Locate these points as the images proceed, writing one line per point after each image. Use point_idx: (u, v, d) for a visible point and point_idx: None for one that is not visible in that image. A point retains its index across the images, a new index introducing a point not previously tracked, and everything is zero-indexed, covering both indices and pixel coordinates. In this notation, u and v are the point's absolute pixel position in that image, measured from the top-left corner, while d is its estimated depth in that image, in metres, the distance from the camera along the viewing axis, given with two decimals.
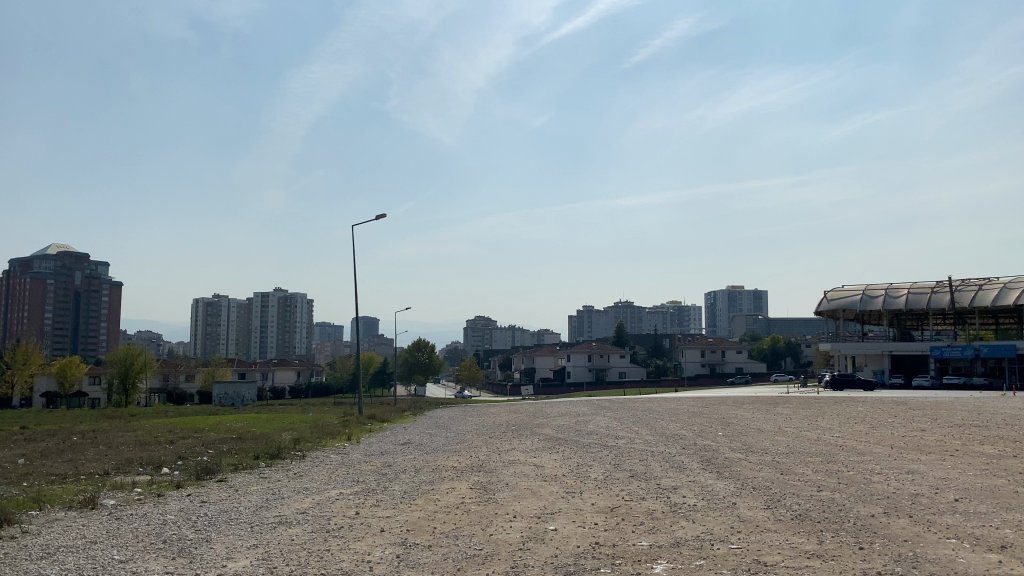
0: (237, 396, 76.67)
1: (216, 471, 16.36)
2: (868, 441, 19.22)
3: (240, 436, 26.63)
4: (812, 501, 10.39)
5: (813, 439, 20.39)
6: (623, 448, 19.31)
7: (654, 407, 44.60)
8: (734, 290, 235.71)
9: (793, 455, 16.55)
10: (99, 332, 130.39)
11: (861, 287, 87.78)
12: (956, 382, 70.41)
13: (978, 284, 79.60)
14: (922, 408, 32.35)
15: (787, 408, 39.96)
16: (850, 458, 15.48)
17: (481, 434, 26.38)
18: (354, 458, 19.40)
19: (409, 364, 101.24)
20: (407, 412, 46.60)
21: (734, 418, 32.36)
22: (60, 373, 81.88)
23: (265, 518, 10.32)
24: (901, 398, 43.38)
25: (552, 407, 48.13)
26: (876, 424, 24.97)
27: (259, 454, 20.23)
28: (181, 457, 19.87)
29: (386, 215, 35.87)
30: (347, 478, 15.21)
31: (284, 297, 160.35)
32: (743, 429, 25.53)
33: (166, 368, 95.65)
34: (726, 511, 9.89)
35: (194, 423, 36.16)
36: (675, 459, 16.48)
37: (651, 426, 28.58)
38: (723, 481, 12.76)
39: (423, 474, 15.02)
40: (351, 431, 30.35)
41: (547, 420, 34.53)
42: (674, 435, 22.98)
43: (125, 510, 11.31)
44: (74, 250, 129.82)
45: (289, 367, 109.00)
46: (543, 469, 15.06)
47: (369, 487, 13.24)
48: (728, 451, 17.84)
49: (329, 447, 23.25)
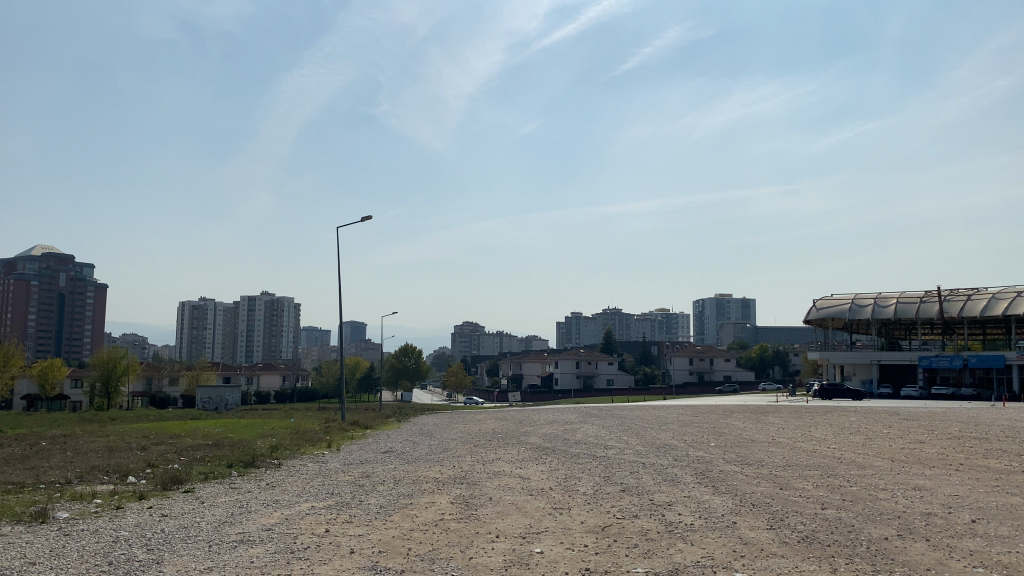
0: (220, 401, 75.60)
1: (184, 481, 15.49)
2: (867, 453, 18.57)
3: (216, 442, 25.73)
4: (817, 521, 9.69)
5: (809, 451, 19.72)
6: (613, 459, 18.57)
7: (642, 415, 43.88)
8: (723, 298, 235.75)
9: (790, 468, 15.85)
10: (83, 334, 128.90)
11: (850, 296, 87.53)
12: (945, 393, 70.09)
13: (967, 294, 79.43)
14: (916, 419, 31.74)
15: (778, 417, 39.38)
16: (853, 472, 14.81)
17: (466, 442, 25.57)
18: (332, 467, 18.57)
19: (396, 369, 100.16)
20: (393, 419, 45.67)
21: (725, 427, 31.68)
22: (41, 376, 80.50)
23: (227, 536, 9.47)
24: (893, 408, 42.79)
25: (539, 415, 47.29)
26: (873, 435, 24.32)
27: (233, 462, 19.38)
28: (151, 464, 18.97)
29: (371, 216, 35.23)
30: (322, 489, 14.40)
31: (271, 301, 158.85)
32: (736, 439, 24.83)
33: (150, 371, 94.36)
34: (724, 531, 9.17)
35: (173, 427, 35.24)
36: (667, 471, 15.77)
37: (641, 435, 27.89)
38: (721, 497, 12.03)
39: (401, 486, 14.21)
40: (332, 438, 29.45)
41: (534, 427, 33.84)
42: (665, 446, 22.28)
43: (76, 525, 10.43)
44: (59, 252, 128.45)
45: (274, 372, 107.68)
46: (529, 482, 14.26)
47: (343, 501, 12.41)
48: (723, 463, 17.15)
49: (307, 455, 22.42)
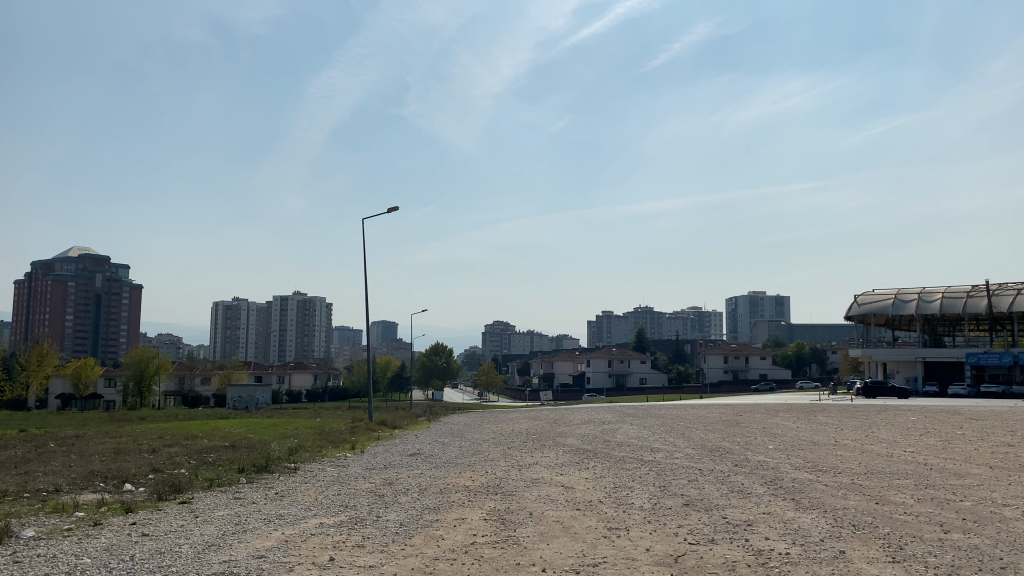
0: (252, 400, 74.49)
1: (183, 491, 13.77)
2: (954, 458, 16.29)
3: (233, 444, 24.05)
4: (952, 552, 7.63)
5: (885, 455, 17.53)
6: (663, 464, 16.54)
7: (683, 415, 41.66)
8: (756, 295, 231.43)
9: (877, 476, 13.75)
10: (118, 335, 129.03)
11: (892, 291, 84.23)
12: (994, 391, 66.77)
13: (1016, 289, 75.90)
14: (982, 418, 29.29)
15: (828, 417, 36.97)
16: (952, 482, 12.66)
17: (498, 444, 23.60)
18: (352, 473, 16.83)
19: (427, 368, 98.53)
20: (423, 418, 43.94)
21: (776, 428, 29.38)
22: (74, 375, 80.16)
23: (207, 567, 7.63)
24: (950, 407, 40.01)
25: (573, 414, 45.09)
26: (947, 436, 22.00)
27: (244, 467, 17.69)
28: (155, 470, 17.36)
29: (397, 209, 33.54)
30: (336, 500, 12.55)
31: (303, 301, 158.49)
32: (794, 441, 22.69)
33: (182, 371, 93.71)
34: (835, 565, 7.16)
35: (192, 428, 33.66)
36: (731, 479, 13.77)
37: (688, 436, 25.80)
38: (810, 514, 9.97)
39: (425, 497, 12.29)
40: (357, 439, 27.65)
41: (571, 428, 31.82)
42: (719, 449, 20.18)
43: (30, 549, 8.66)
44: (95, 254, 128.91)
45: (306, 371, 106.66)
46: (573, 492, 12.29)
47: (358, 517, 10.60)
48: (791, 470, 15.03)
49: (328, 458, 20.80)
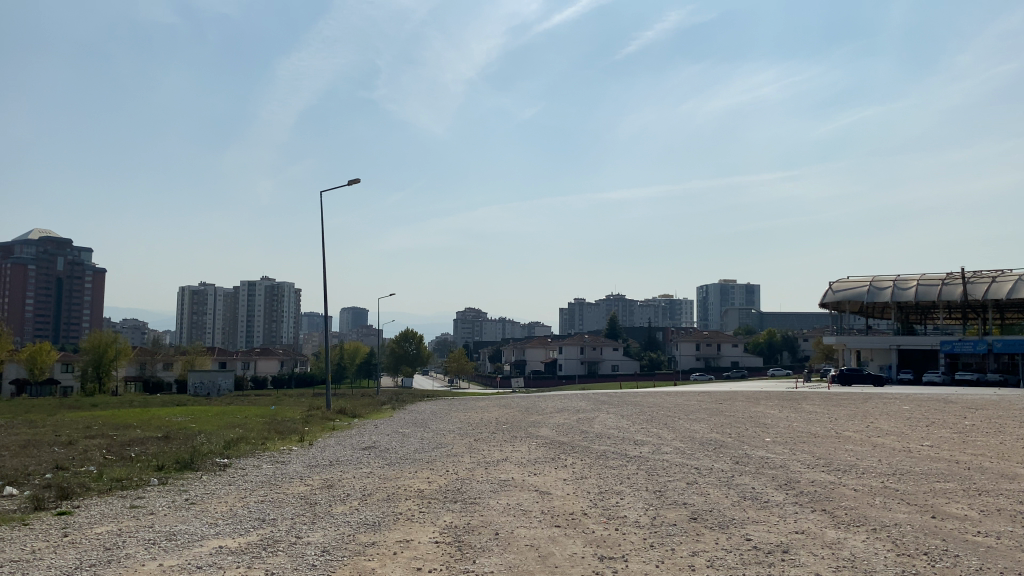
0: (213, 385, 71.20)
1: (71, 498, 11.17)
2: (985, 455, 14.13)
3: (168, 435, 21.46)
4: None
5: (902, 451, 15.32)
6: (652, 461, 14.21)
7: (659, 402, 39.55)
8: (727, 283, 231.81)
9: (914, 478, 11.57)
10: (81, 319, 124.49)
11: (866, 278, 82.86)
12: (969, 378, 65.58)
13: (991, 276, 74.71)
14: (977, 407, 27.59)
15: (813, 406, 35.16)
16: (1007, 487, 10.44)
17: (464, 435, 21.21)
18: (290, 471, 14.32)
19: (397, 354, 95.65)
20: (387, 407, 41.52)
21: (764, 417, 27.36)
22: (29, 360, 76.24)
23: None
24: (936, 395, 38.29)
25: (545, 402, 42.83)
26: (955, 427, 20.04)
27: (164, 463, 15.13)
28: (56, 467, 14.70)
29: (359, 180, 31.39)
30: (255, 510, 10.07)
31: (271, 286, 154.18)
32: (790, 432, 20.59)
33: (143, 356, 90.11)
34: None
35: (131, 416, 30.66)
36: (738, 483, 11.48)
37: (672, 426, 23.76)
38: (859, 535, 7.68)
39: (367, 508, 9.83)
40: (309, 429, 25.06)
41: (544, 416, 29.41)
42: (712, 442, 17.93)
43: None
44: (56, 236, 123.83)
45: (272, 357, 103.36)
46: (548, 501, 9.93)
47: (271, 538, 8.11)
48: (804, 469, 12.79)
49: (270, 451, 18.43)
